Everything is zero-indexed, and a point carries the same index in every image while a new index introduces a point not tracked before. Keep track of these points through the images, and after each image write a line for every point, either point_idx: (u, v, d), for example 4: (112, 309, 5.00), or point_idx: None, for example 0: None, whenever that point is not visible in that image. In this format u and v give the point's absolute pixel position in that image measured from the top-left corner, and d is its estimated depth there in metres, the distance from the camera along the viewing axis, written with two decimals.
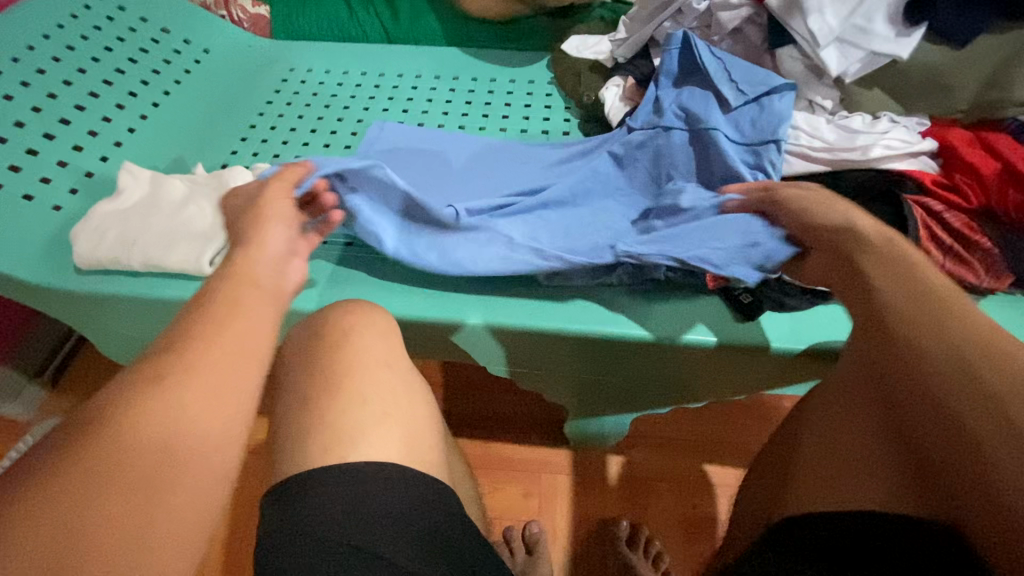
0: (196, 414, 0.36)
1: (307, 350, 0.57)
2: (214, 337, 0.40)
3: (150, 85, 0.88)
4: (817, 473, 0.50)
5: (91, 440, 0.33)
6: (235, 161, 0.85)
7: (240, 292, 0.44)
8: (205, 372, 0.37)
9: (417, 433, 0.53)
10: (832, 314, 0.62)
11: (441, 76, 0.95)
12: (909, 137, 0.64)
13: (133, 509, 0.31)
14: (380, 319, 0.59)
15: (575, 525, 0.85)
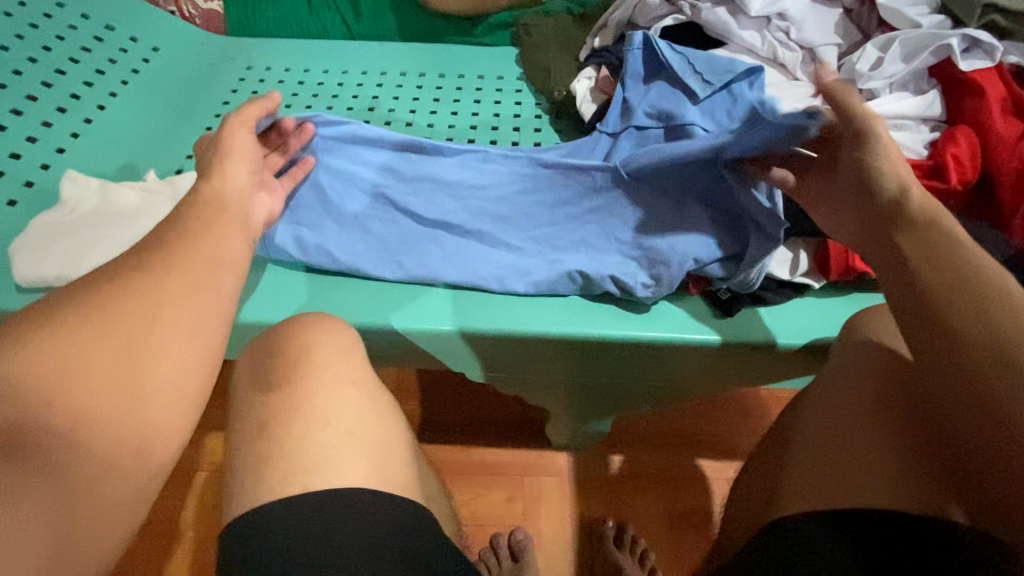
0: (167, 309, 0.41)
1: (260, 370, 0.53)
2: (186, 248, 0.46)
3: (94, 86, 0.82)
4: (813, 466, 0.50)
5: (100, 298, 0.40)
6: (191, 164, 0.79)
7: (186, 252, 0.45)
8: (180, 270, 0.44)
9: (387, 453, 0.51)
10: (811, 307, 0.64)
11: (407, 73, 0.93)
12: (893, 121, 0.62)
13: (128, 368, 0.38)
14: (343, 335, 0.56)
15: (561, 527, 0.84)
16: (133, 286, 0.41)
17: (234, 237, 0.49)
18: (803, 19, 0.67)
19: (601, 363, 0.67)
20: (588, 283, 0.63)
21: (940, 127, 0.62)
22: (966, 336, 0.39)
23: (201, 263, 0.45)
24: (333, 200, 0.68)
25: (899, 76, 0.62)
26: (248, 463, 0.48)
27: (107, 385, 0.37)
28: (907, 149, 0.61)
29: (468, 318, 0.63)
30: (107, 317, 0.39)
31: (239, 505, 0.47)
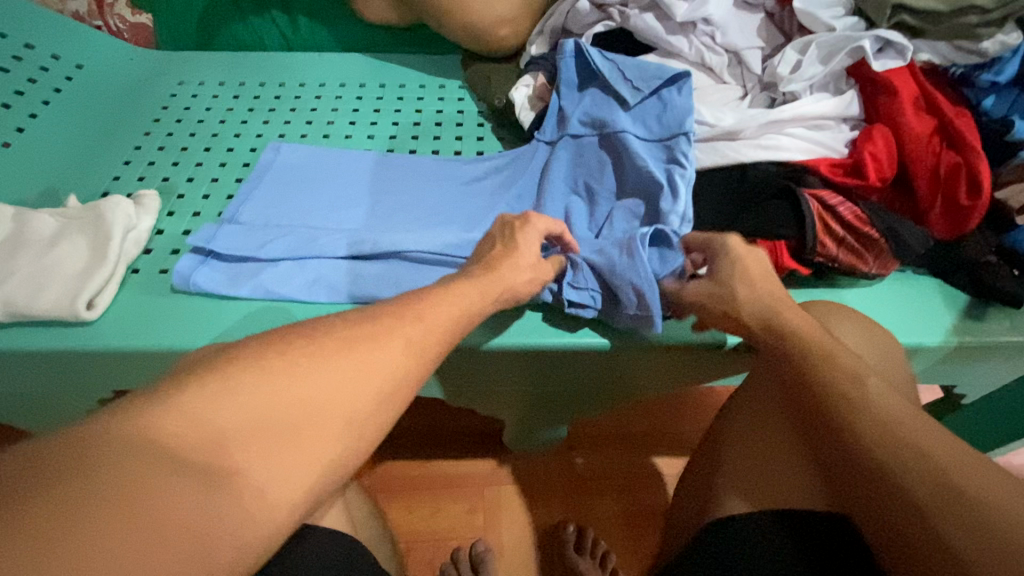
0: (337, 395, 0.37)
1: None
2: (374, 336, 0.41)
3: (12, 108, 0.78)
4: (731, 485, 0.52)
5: (283, 361, 0.37)
6: (118, 187, 0.76)
7: (421, 307, 0.45)
8: (342, 363, 0.38)
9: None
10: None
11: (347, 84, 0.91)
12: (813, 122, 0.63)
13: (273, 446, 0.34)
14: None
15: (523, 535, 0.84)
16: (307, 355, 0.38)
17: (410, 353, 0.42)
18: (728, 23, 0.68)
19: (548, 371, 0.67)
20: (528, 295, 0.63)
21: (860, 125, 0.64)
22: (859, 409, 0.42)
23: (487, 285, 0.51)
24: (258, 238, 0.67)
25: (818, 78, 0.63)
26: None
27: (301, 414, 0.36)
28: (828, 149, 0.63)
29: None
30: (300, 365, 0.38)
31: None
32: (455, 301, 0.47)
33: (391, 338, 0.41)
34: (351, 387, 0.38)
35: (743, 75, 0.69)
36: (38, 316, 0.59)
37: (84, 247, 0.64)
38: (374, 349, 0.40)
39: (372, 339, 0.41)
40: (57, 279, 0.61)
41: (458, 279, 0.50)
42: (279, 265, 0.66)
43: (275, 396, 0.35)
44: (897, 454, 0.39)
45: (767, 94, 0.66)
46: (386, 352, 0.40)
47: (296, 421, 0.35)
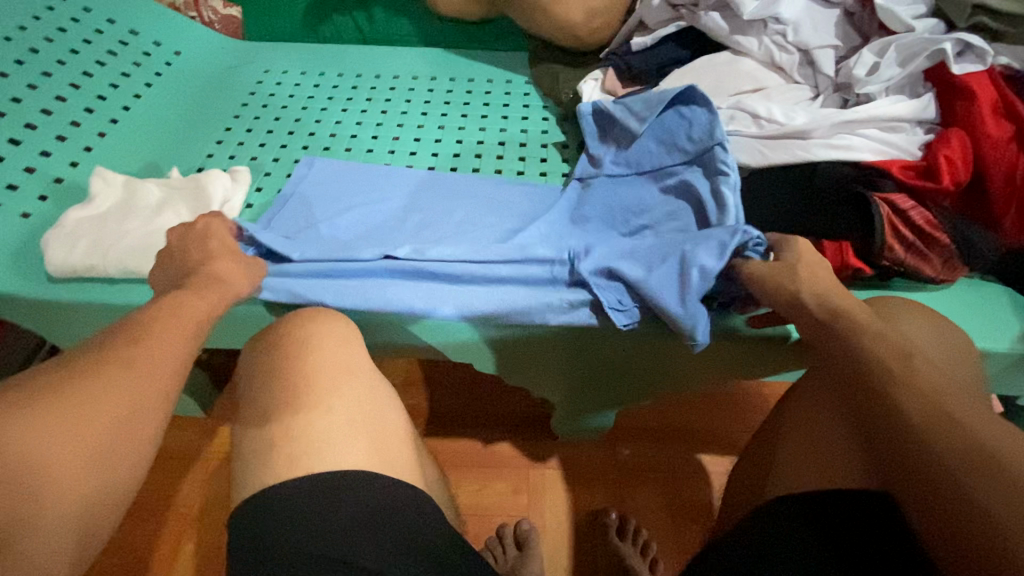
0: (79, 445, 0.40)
1: (265, 357, 0.56)
2: (100, 375, 0.43)
3: (119, 88, 0.86)
4: (789, 471, 0.52)
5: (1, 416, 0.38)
6: (212, 164, 0.83)
7: (149, 340, 0.47)
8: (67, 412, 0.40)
9: (382, 436, 0.53)
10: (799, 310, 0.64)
11: (419, 77, 0.96)
12: (888, 125, 0.64)
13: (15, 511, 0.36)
14: (340, 327, 0.58)
15: (565, 517, 0.86)
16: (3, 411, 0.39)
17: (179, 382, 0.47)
18: (801, 22, 0.68)
19: (602, 356, 0.70)
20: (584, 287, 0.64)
21: (936, 129, 0.64)
22: (903, 398, 0.43)
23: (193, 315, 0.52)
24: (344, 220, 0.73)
25: (896, 80, 0.63)
26: (261, 449, 0.51)
27: (46, 476, 0.38)
28: (901, 151, 0.63)
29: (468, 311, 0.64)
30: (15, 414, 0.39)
31: (253, 487, 0.49)
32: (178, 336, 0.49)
33: (108, 382, 0.43)
34: (100, 433, 0.41)
35: (814, 77, 0.69)
36: (147, 274, 0.65)
37: (186, 215, 0.70)
38: (79, 406, 0.41)
39: (69, 392, 0.42)
40: (162, 242, 0.67)
41: (159, 309, 0.51)
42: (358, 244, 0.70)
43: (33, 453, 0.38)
44: (939, 431, 0.40)
45: (840, 96, 0.67)
46: (126, 389, 0.43)
47: (68, 454, 0.39)
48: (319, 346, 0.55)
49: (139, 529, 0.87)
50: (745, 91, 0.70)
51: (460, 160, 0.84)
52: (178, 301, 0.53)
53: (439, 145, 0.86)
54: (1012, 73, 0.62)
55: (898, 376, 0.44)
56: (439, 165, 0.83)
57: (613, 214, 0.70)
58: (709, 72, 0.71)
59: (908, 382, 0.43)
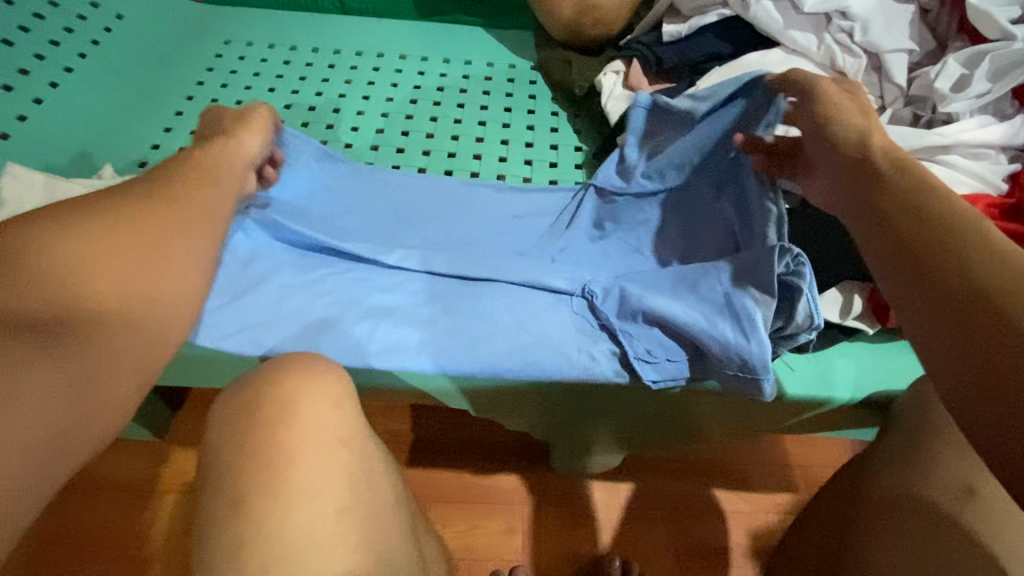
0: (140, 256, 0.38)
1: (237, 425, 0.45)
2: (153, 209, 0.41)
3: (46, 59, 0.72)
4: (870, 561, 0.44)
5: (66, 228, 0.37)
6: (159, 156, 0.69)
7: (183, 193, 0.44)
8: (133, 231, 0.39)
9: (378, 528, 0.44)
10: (880, 359, 0.55)
11: (408, 56, 0.83)
12: (970, 152, 0.53)
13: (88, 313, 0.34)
14: (334, 385, 0.48)
15: (563, 560, 0.79)
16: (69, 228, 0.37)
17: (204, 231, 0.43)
18: (870, 18, 0.57)
19: (618, 403, 0.60)
20: (596, 334, 0.55)
21: (1022, 157, 0.54)
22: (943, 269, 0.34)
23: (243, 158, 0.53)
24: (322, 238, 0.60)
25: (985, 97, 0.53)
26: (220, 550, 0.40)
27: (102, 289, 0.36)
28: (983, 182, 0.53)
29: (449, 361, 0.53)
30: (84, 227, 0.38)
31: None
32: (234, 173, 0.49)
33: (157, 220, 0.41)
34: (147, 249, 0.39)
35: (880, 86, 0.58)
36: None
37: None
38: (122, 223, 0.39)
39: (122, 219, 0.40)
40: None
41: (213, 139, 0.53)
42: (324, 276, 0.58)
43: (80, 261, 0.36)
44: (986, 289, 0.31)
45: (912, 111, 0.56)
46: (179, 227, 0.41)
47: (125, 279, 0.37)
48: (318, 416, 0.46)
49: (83, 572, 0.77)
50: None
51: (455, 160, 0.72)
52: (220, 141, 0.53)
53: (430, 141, 0.73)
54: None
55: (932, 239, 0.35)
56: (431, 165, 0.71)
57: (637, 237, 0.62)
58: (755, 73, 0.60)
59: (944, 246, 0.34)
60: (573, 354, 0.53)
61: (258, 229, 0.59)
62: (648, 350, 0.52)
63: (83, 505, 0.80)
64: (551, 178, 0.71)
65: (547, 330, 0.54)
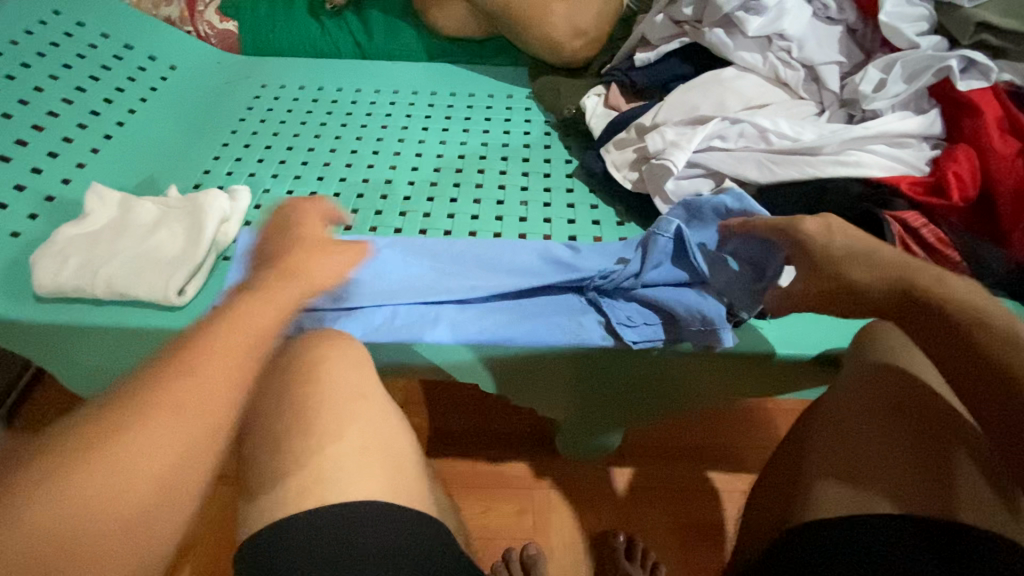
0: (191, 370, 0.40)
1: (276, 380, 0.54)
2: (211, 340, 0.42)
3: (113, 103, 0.85)
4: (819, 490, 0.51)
5: (162, 374, 0.39)
6: (209, 180, 0.81)
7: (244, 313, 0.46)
8: (200, 364, 0.40)
9: (399, 464, 0.52)
10: (833, 323, 0.64)
11: (419, 92, 0.96)
12: (893, 141, 0.64)
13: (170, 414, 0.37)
14: (352, 348, 0.57)
15: (572, 538, 0.85)
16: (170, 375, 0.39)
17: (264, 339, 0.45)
18: (804, 38, 0.69)
19: (612, 373, 0.68)
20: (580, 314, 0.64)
21: (942, 144, 0.64)
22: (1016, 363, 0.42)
23: (210, 410, 0.39)
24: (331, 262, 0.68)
25: (903, 96, 0.64)
26: (270, 477, 0.49)
27: (167, 391, 0.38)
28: (909, 166, 0.63)
29: (461, 331, 0.62)
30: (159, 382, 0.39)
31: (262, 519, 0.47)
32: (166, 495, 0.36)
33: (211, 353, 0.41)
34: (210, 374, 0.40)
35: (819, 92, 0.69)
36: (138, 296, 0.63)
37: (180, 235, 0.67)
38: (177, 364, 0.40)
39: (184, 358, 0.41)
40: (155, 263, 0.65)
41: (180, 341, 0.42)
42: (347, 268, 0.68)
43: (161, 391, 0.38)
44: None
45: (846, 111, 0.67)
46: (226, 352, 0.42)
47: (188, 385, 0.39)
48: (347, 376, 0.54)
49: None
50: (749, 107, 0.69)
51: (462, 175, 0.82)
52: (209, 353, 0.41)
53: (440, 160, 0.84)
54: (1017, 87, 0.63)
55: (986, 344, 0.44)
56: (441, 179, 0.82)
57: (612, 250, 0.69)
58: (713, 87, 0.71)
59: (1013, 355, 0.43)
60: (564, 322, 0.63)
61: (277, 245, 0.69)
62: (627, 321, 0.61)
63: None
64: (545, 186, 0.81)
65: (537, 311, 0.64)
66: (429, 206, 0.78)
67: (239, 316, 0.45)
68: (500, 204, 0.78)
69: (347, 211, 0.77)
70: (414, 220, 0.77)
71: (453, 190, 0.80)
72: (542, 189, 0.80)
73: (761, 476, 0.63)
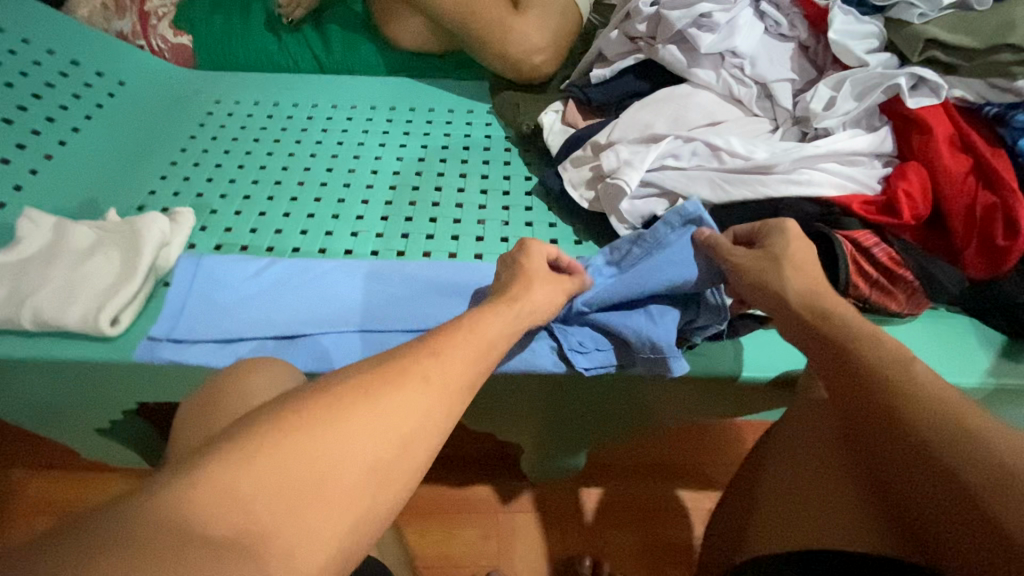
0: (356, 418, 0.36)
1: (200, 416, 0.51)
2: (387, 387, 0.39)
3: (56, 121, 0.82)
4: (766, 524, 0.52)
5: (305, 420, 0.35)
6: (155, 201, 0.78)
7: (444, 353, 0.42)
8: (364, 410, 0.37)
9: None
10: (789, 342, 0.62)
11: (378, 107, 0.94)
12: (844, 159, 0.63)
13: (292, 467, 0.33)
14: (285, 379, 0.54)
15: (538, 563, 0.82)
16: (306, 423, 0.35)
17: (449, 380, 0.41)
18: (756, 55, 0.68)
19: (569, 396, 0.66)
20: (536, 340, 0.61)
21: (893, 161, 0.64)
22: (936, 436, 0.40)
23: (366, 459, 0.35)
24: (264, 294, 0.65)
25: (853, 113, 0.63)
26: None
27: (336, 442, 0.35)
28: (861, 184, 0.62)
29: None
30: (300, 428, 0.35)
31: None
32: (343, 502, 0.34)
33: (391, 398, 0.38)
34: (374, 421, 0.37)
35: (772, 109, 0.69)
36: (69, 327, 0.60)
37: (116, 261, 0.65)
38: (369, 408, 0.37)
39: (363, 401, 0.37)
40: (89, 291, 0.62)
41: (375, 374, 0.39)
42: (281, 297, 0.65)
43: (297, 441, 0.34)
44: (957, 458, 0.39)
45: (799, 129, 0.67)
46: (417, 400, 0.39)
47: (341, 433, 0.35)
48: None
49: None
50: (702, 125, 0.69)
51: (419, 193, 0.80)
52: (348, 398, 0.37)
53: (397, 178, 0.82)
54: (966, 104, 0.63)
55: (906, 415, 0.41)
56: (397, 198, 0.80)
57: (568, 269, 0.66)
58: (667, 104, 0.70)
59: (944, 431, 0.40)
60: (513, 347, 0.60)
61: (213, 273, 0.66)
62: (581, 348, 0.59)
63: None
64: (503, 204, 0.79)
65: None
66: (383, 225, 0.76)
67: (442, 348, 0.43)
68: (456, 223, 0.77)
69: (298, 232, 0.75)
70: (366, 241, 0.74)
71: (409, 209, 0.78)
72: (499, 207, 0.79)
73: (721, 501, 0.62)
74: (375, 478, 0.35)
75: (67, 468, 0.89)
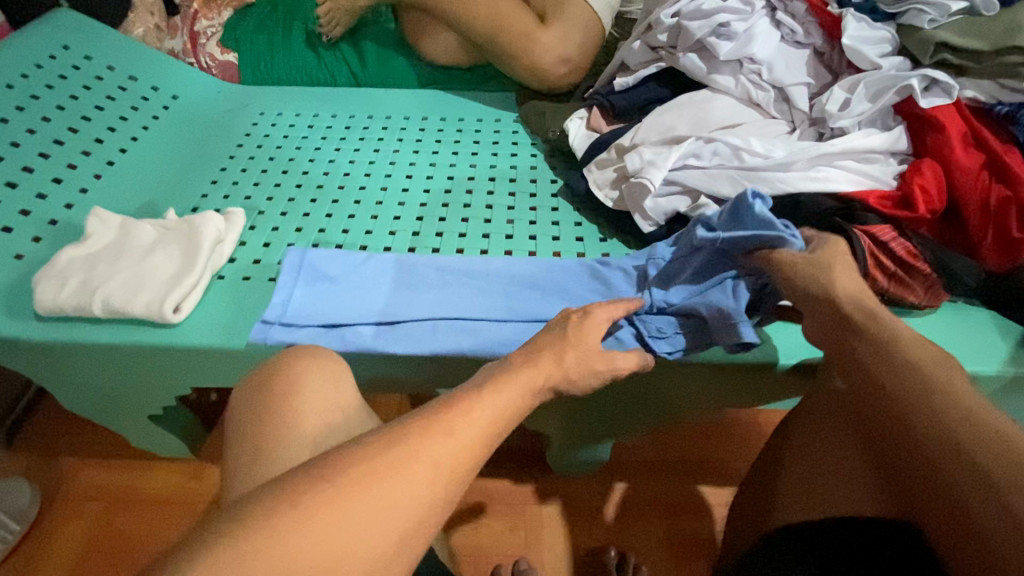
0: (392, 471, 0.39)
1: (252, 399, 0.56)
2: (421, 443, 0.41)
3: (117, 131, 0.88)
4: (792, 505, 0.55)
5: (348, 469, 0.39)
6: (206, 203, 0.84)
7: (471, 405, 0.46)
8: (401, 460, 0.40)
9: None
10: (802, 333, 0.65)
11: (410, 117, 0.99)
12: (861, 158, 0.67)
13: (330, 520, 0.36)
14: (329, 362, 0.58)
15: (564, 555, 0.84)
16: (344, 477, 0.38)
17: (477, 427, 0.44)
18: (773, 61, 0.72)
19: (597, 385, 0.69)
20: None
21: (908, 159, 0.67)
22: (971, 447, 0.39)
23: (399, 511, 0.38)
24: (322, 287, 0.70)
25: (866, 114, 0.67)
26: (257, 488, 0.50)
27: (369, 493, 0.38)
28: (877, 181, 0.65)
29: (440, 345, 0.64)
30: (341, 478, 0.38)
31: None
32: (375, 543, 0.37)
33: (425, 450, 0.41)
34: (406, 475, 0.39)
35: (790, 112, 0.72)
36: (134, 315, 0.65)
37: (175, 256, 0.70)
38: (402, 461, 0.40)
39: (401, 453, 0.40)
40: (152, 283, 0.67)
41: (410, 427, 0.42)
42: (335, 289, 0.70)
43: (332, 494, 0.37)
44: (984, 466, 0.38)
45: (816, 129, 0.70)
46: (448, 452, 0.42)
47: (373, 486, 0.38)
48: (326, 391, 0.56)
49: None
50: (723, 127, 0.72)
51: (451, 196, 0.85)
52: (382, 453, 0.40)
53: (430, 181, 0.87)
54: (978, 104, 0.66)
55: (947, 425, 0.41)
56: (430, 200, 0.84)
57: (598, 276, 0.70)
58: (688, 108, 0.74)
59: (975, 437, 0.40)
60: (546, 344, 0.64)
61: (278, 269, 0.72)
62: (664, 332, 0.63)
63: (119, 514, 0.89)
64: (531, 205, 0.83)
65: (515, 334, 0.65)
66: (418, 225, 0.81)
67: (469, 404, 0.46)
68: (487, 223, 0.81)
69: (339, 231, 0.80)
70: (403, 240, 0.79)
71: (441, 210, 0.83)
72: (527, 208, 0.83)
73: (744, 486, 0.65)
74: (399, 548, 0.38)
75: (114, 456, 0.94)
